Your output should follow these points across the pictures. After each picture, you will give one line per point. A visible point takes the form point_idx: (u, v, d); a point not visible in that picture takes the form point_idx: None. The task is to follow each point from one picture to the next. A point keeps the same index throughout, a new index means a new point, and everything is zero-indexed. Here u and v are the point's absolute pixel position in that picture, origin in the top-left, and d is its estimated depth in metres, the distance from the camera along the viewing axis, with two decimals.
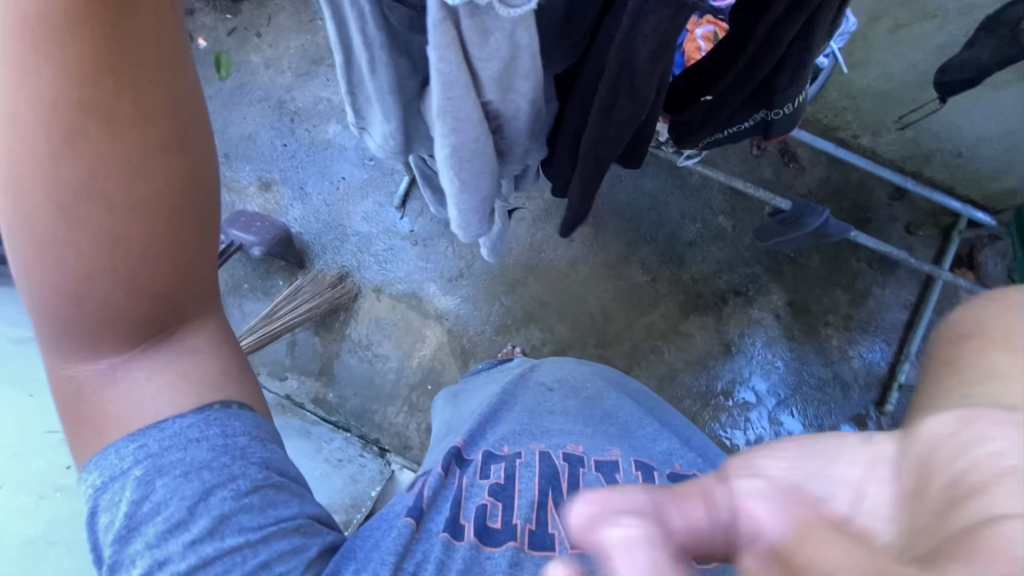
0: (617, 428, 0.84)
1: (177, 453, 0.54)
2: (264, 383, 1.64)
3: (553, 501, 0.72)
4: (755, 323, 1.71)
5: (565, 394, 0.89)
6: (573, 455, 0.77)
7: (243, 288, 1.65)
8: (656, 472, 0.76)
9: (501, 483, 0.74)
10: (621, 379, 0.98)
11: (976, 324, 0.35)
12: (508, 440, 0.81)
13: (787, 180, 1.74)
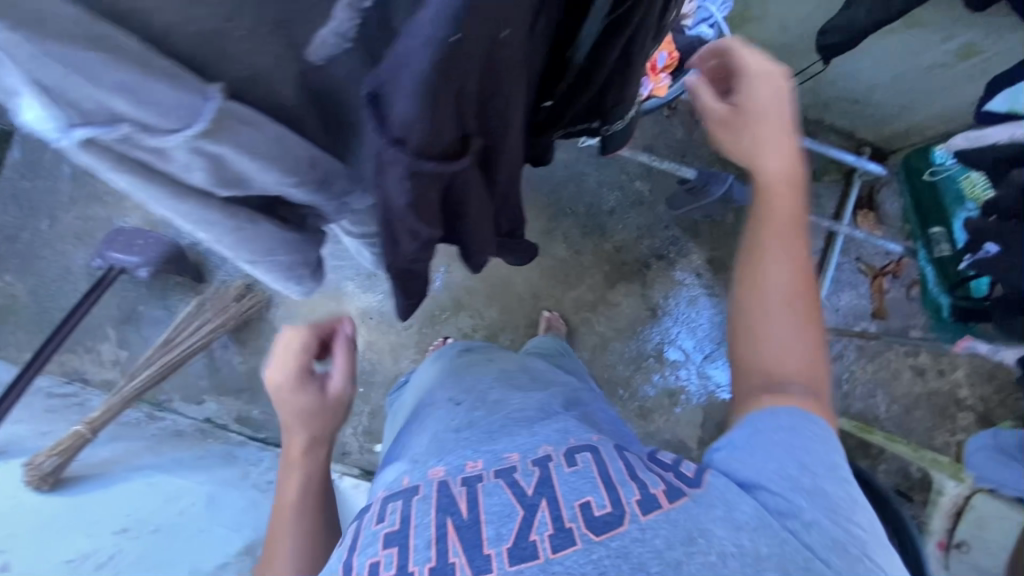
0: (522, 422, 0.70)
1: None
2: (179, 408, 1.53)
3: (453, 526, 0.56)
4: (679, 285, 1.74)
5: (471, 405, 0.78)
6: (472, 474, 0.61)
7: (139, 311, 1.51)
8: (552, 458, 0.61)
9: (394, 530, 0.57)
10: (522, 369, 0.92)
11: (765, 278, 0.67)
12: (409, 471, 0.67)
13: (700, 138, 1.72)
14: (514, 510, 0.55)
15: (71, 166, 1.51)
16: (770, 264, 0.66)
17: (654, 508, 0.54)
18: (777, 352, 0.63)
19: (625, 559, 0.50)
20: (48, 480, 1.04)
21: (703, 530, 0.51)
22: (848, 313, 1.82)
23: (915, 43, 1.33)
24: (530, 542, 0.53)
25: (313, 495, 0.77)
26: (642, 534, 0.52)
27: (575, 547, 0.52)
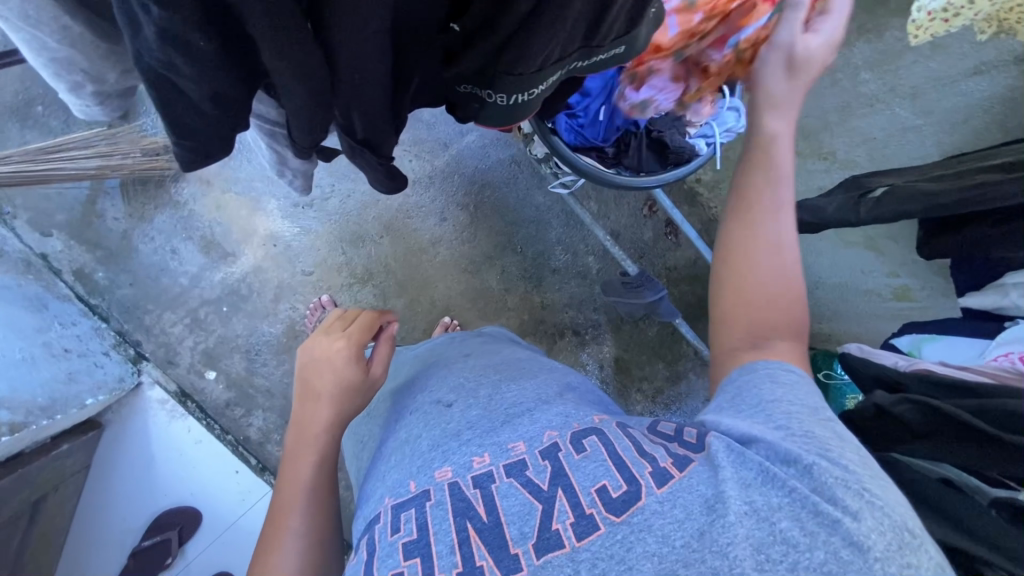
0: (529, 402, 0.63)
1: None
2: (18, 228, 1.33)
3: (474, 530, 0.49)
4: (580, 367, 1.74)
5: (465, 405, 0.64)
6: (480, 471, 0.54)
7: (35, 110, 1.32)
8: (559, 444, 0.54)
9: (412, 539, 0.50)
10: (517, 356, 0.77)
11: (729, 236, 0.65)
12: (411, 472, 0.57)
13: (660, 249, 1.77)
14: (532, 506, 0.49)
15: None
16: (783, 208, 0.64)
17: (669, 478, 0.49)
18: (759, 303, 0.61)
19: (649, 533, 0.45)
20: None
21: (719, 501, 0.46)
22: None
23: (866, 262, 1.44)
24: (552, 532, 0.47)
25: (325, 488, 0.64)
26: (662, 507, 0.47)
27: (600, 532, 0.46)
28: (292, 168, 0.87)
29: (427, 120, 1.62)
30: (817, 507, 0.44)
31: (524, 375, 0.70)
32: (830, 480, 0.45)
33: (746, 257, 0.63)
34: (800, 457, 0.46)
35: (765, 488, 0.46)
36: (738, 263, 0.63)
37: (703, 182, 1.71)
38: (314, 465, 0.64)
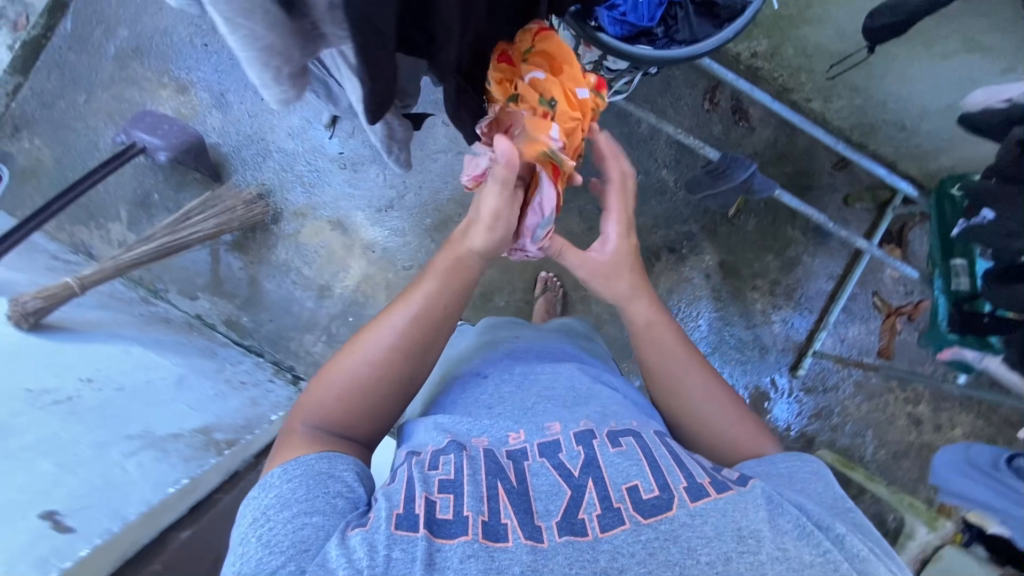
0: (556, 398, 0.80)
1: (288, 500, 0.64)
2: (173, 300, 1.57)
3: (503, 489, 0.65)
4: (686, 281, 1.72)
5: (500, 377, 0.86)
6: (513, 448, 0.72)
7: (153, 198, 1.54)
8: (596, 439, 0.71)
9: (448, 476, 0.66)
10: (560, 344, 0.98)
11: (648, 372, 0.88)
12: (451, 431, 0.76)
13: (735, 139, 1.73)
14: (561, 488, 0.65)
15: (116, 48, 1.54)
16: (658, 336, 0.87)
17: (702, 496, 0.62)
18: (706, 411, 0.84)
19: (675, 542, 0.58)
20: (32, 320, 1.03)
21: (754, 531, 0.59)
22: (854, 345, 1.77)
23: (974, 71, 1.28)
24: (577, 519, 0.61)
25: (410, 343, 0.79)
26: (690, 521, 0.60)
27: (624, 527, 0.60)
28: (398, 139, 0.95)
29: None
30: (837, 565, 0.57)
31: (559, 363, 0.89)
32: (859, 551, 0.60)
33: (663, 377, 0.86)
34: (830, 525, 0.62)
35: (806, 540, 0.59)
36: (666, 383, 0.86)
37: (759, 55, 1.61)
38: (410, 317, 0.80)
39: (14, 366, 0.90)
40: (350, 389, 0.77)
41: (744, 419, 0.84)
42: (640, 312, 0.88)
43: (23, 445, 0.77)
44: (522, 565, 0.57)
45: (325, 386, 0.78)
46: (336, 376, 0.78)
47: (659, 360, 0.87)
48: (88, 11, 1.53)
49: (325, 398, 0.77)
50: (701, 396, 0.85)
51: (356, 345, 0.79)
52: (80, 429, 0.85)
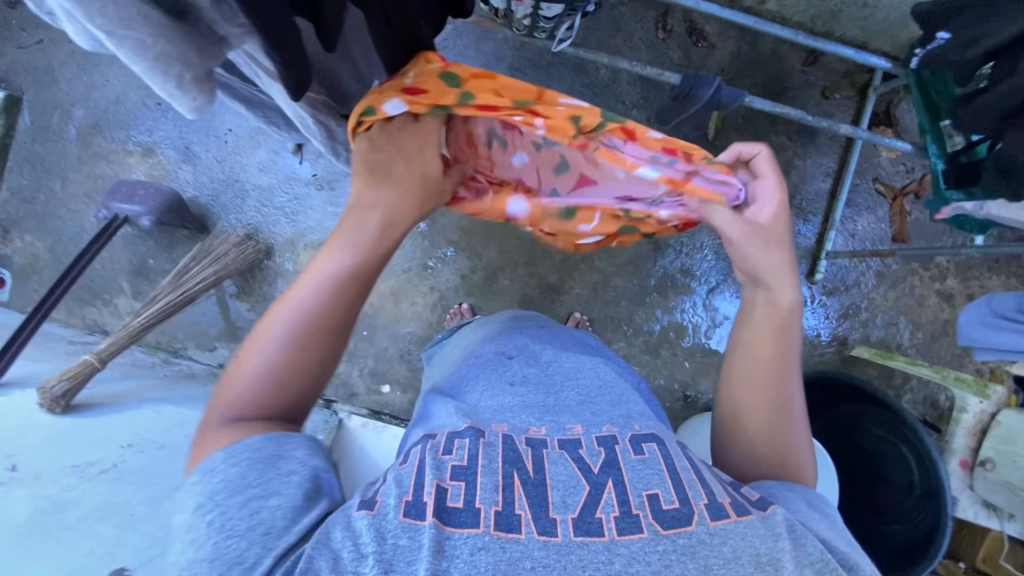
0: (576, 394, 0.82)
1: (236, 487, 0.62)
2: (193, 355, 1.61)
3: (520, 480, 0.66)
4: None
5: (525, 360, 0.88)
6: (536, 438, 0.73)
7: (149, 264, 1.57)
8: (618, 443, 0.72)
9: (462, 463, 0.67)
10: (581, 339, 0.98)
11: (734, 365, 0.83)
12: (471, 416, 0.77)
13: (698, 61, 1.69)
14: (580, 484, 0.66)
15: (77, 128, 1.56)
16: (774, 336, 0.80)
17: (722, 517, 0.63)
18: (768, 424, 0.81)
19: (691, 557, 0.59)
20: (62, 403, 1.06)
21: (772, 559, 0.60)
22: (866, 238, 1.74)
23: None
24: (594, 518, 0.62)
25: (318, 325, 0.71)
26: (710, 539, 0.60)
27: (642, 536, 0.60)
28: (340, 141, 0.90)
29: None
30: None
31: (584, 354, 0.91)
32: None
33: (756, 373, 0.81)
34: (851, 562, 0.64)
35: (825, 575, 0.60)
36: (753, 381, 0.81)
37: None
38: (314, 294, 0.71)
39: (57, 447, 0.93)
40: (263, 384, 0.70)
41: (792, 442, 0.81)
42: (785, 290, 0.78)
43: (82, 515, 0.80)
44: (534, 560, 0.58)
45: (241, 372, 0.70)
46: (249, 358, 0.71)
47: (764, 354, 0.80)
48: (41, 100, 1.56)
49: (242, 386, 0.70)
50: (774, 409, 0.81)
51: (269, 322, 0.72)
52: (132, 492, 0.88)
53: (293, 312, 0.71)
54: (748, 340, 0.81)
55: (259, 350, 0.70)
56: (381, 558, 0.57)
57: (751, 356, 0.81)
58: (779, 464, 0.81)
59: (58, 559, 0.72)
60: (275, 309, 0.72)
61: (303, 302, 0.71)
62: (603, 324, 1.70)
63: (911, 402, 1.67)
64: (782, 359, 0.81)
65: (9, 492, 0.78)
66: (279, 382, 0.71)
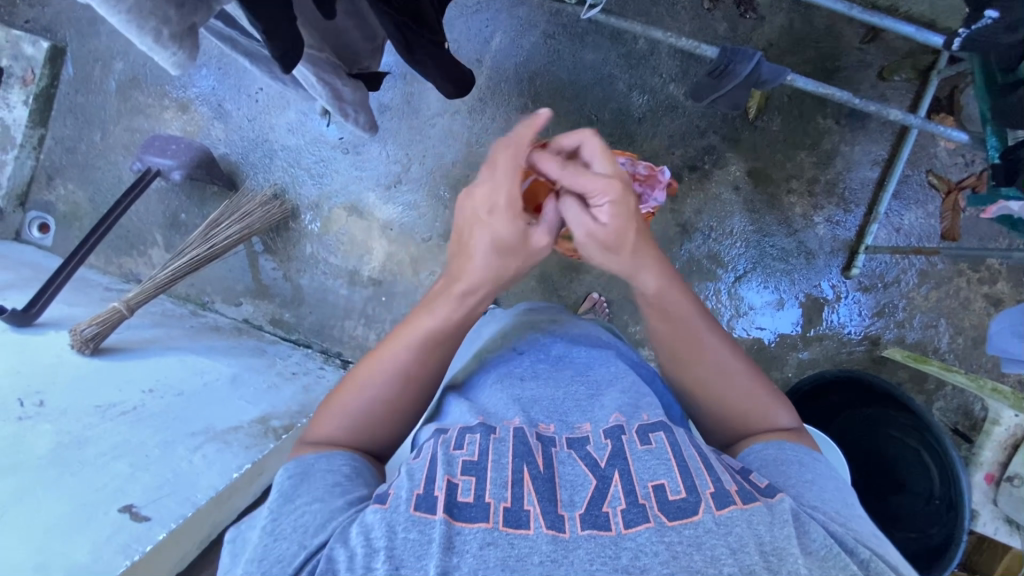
0: (587, 388, 0.76)
1: (291, 494, 0.64)
2: (220, 309, 1.67)
3: (529, 475, 0.61)
4: (713, 199, 1.63)
5: (535, 355, 0.83)
6: (545, 434, 0.68)
7: (181, 218, 1.62)
8: (626, 434, 0.66)
9: (472, 458, 0.63)
10: (594, 332, 0.92)
11: (658, 347, 0.83)
12: (483, 413, 0.73)
13: (744, 34, 1.59)
14: (587, 479, 0.61)
15: (117, 81, 1.61)
16: (670, 313, 0.79)
17: (729, 504, 0.58)
18: (724, 391, 0.80)
19: (697, 549, 0.54)
20: (92, 345, 1.12)
21: (777, 548, 0.55)
22: (912, 233, 1.63)
23: None
24: (602, 512, 0.58)
25: (416, 367, 0.76)
26: (717, 528, 0.56)
27: (648, 525, 0.56)
28: (349, 100, 0.89)
29: (452, 50, 1.62)
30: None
31: (598, 348, 0.85)
32: None
33: (676, 350, 0.81)
34: (855, 550, 0.59)
35: (830, 561, 0.56)
36: (678, 359, 0.81)
37: None
38: (414, 346, 0.75)
39: (84, 387, 1.00)
40: (365, 418, 0.75)
41: (750, 400, 0.80)
42: (654, 278, 0.75)
43: (99, 452, 0.87)
44: (542, 556, 0.54)
45: (345, 406, 0.75)
46: (356, 392, 0.75)
47: (674, 336, 0.80)
48: (84, 52, 1.61)
49: (341, 416, 0.75)
50: (710, 376, 0.80)
51: (376, 364, 0.76)
52: (148, 433, 0.94)
53: (399, 359, 0.76)
54: (654, 323, 0.81)
55: (363, 384, 0.76)
56: (390, 555, 0.54)
57: (664, 333, 0.81)
58: (755, 418, 0.80)
59: (72, 492, 0.80)
60: (386, 350, 0.76)
61: (411, 351, 0.76)
62: (621, 306, 1.67)
63: (941, 409, 1.60)
64: (689, 328, 0.80)
65: (35, 427, 0.86)
66: (377, 419, 0.76)
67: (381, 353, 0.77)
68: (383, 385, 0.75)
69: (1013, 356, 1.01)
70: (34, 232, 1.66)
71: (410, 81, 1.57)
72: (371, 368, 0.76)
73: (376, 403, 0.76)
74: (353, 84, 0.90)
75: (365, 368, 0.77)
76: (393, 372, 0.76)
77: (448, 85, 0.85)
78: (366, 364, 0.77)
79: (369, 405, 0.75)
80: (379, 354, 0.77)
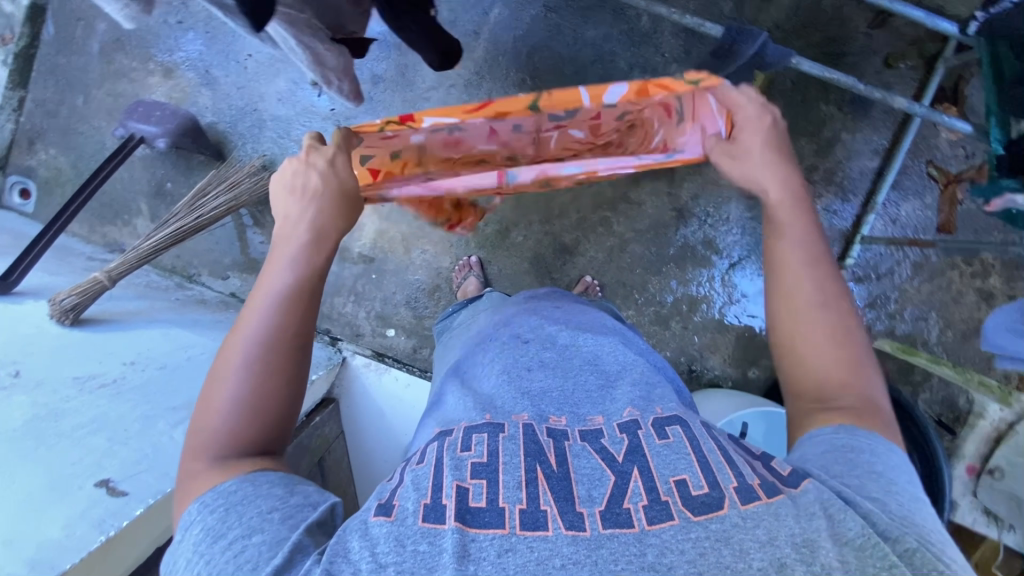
0: (597, 378, 0.76)
1: (217, 531, 0.56)
2: (207, 282, 1.64)
3: (543, 474, 0.60)
4: (711, 183, 1.60)
5: (541, 343, 0.82)
6: (557, 429, 0.67)
7: (167, 188, 1.58)
8: (642, 428, 0.65)
9: (482, 461, 0.62)
10: (598, 318, 0.91)
11: (775, 282, 0.74)
12: (490, 409, 0.72)
13: (750, 15, 1.55)
14: (605, 475, 0.60)
15: (99, 42, 1.55)
16: (785, 232, 0.75)
17: (754, 499, 0.55)
18: (823, 350, 0.69)
19: (726, 543, 0.52)
20: (72, 316, 1.10)
21: (810, 541, 0.51)
22: (909, 224, 1.62)
23: None
24: (623, 509, 0.56)
25: (280, 327, 0.69)
26: (743, 523, 0.53)
27: (673, 523, 0.54)
28: (332, 69, 0.83)
29: (449, 21, 1.56)
30: None
31: (602, 334, 0.85)
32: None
33: (790, 282, 0.73)
34: (897, 538, 0.53)
35: (867, 552, 0.51)
36: (786, 294, 0.72)
37: None
38: (271, 306, 0.70)
39: (64, 358, 0.98)
40: (236, 402, 0.65)
41: (841, 363, 0.68)
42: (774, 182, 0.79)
43: (77, 425, 0.86)
44: (564, 558, 0.52)
45: (215, 395, 0.66)
46: (219, 378, 0.67)
47: (795, 259, 0.73)
48: (65, 11, 1.55)
49: (213, 407, 0.65)
50: (815, 323, 0.70)
51: (236, 339, 0.69)
52: (127, 407, 0.92)
53: (262, 321, 0.69)
54: (776, 250, 0.75)
55: (224, 368, 0.67)
56: (400, 570, 0.52)
57: (787, 258, 0.74)
58: (852, 409, 0.66)
59: (47, 466, 0.78)
60: (246, 325, 0.69)
61: (268, 312, 0.69)
62: (614, 290, 1.66)
63: None
64: (815, 260, 0.73)
65: (10, 399, 0.84)
66: (245, 398, 0.66)
67: (241, 328, 0.69)
68: (251, 354, 0.67)
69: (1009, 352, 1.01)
70: (14, 198, 1.61)
71: (405, 53, 1.53)
72: (234, 347, 0.68)
73: (249, 378, 0.66)
74: (337, 50, 0.84)
75: (226, 352, 0.68)
76: (258, 337, 0.68)
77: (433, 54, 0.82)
78: (227, 347, 0.69)
79: (242, 386, 0.66)
80: (239, 333, 0.69)
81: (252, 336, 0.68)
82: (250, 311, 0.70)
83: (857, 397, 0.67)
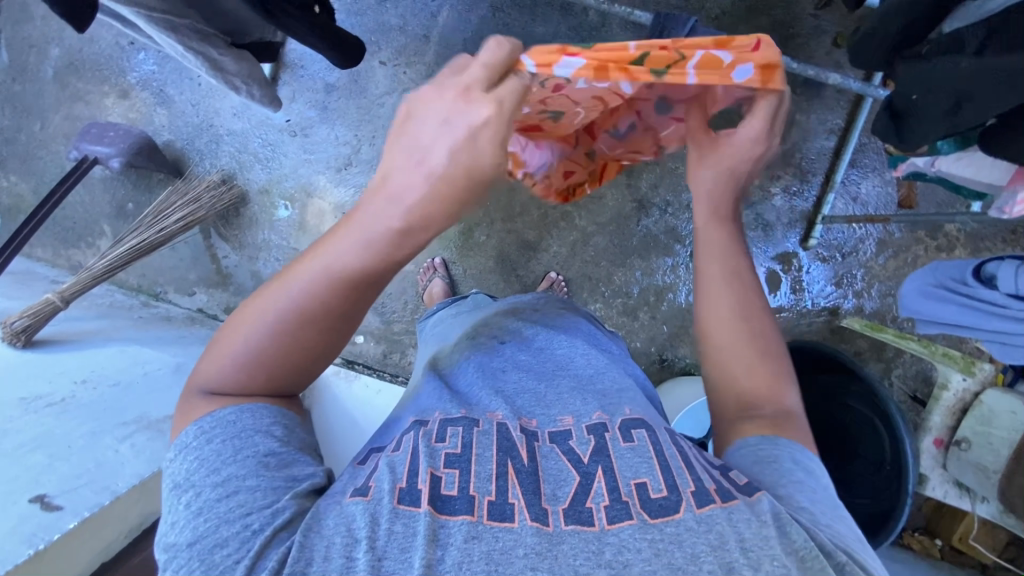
0: (571, 381, 0.75)
1: (232, 454, 0.56)
2: (174, 299, 1.65)
3: (514, 469, 0.59)
4: (668, 172, 1.60)
5: (517, 346, 0.83)
6: (528, 428, 0.66)
7: (128, 208, 1.59)
8: (609, 431, 0.65)
9: (455, 451, 0.61)
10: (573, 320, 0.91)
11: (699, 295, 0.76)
12: (467, 404, 0.71)
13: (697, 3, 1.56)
14: (570, 475, 0.59)
15: (53, 68, 1.56)
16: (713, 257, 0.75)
17: (709, 503, 0.54)
18: (741, 363, 0.71)
19: (678, 547, 0.51)
20: (23, 338, 1.11)
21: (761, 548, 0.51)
22: (869, 202, 1.62)
23: None
24: (585, 508, 0.55)
25: (340, 302, 0.59)
26: (697, 526, 0.53)
27: (631, 522, 0.53)
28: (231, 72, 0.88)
29: (398, 25, 1.55)
30: None
31: (574, 337, 0.85)
32: None
33: (716, 298, 0.73)
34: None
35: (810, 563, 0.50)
36: (711, 308, 0.74)
37: None
38: (322, 278, 0.58)
39: (14, 379, 0.99)
40: (249, 356, 0.60)
41: (761, 372, 0.70)
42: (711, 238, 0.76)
43: (16, 444, 0.86)
44: (527, 549, 0.51)
45: (237, 335, 0.60)
46: (250, 323, 0.60)
47: (719, 281, 0.74)
48: (18, 38, 1.56)
49: (232, 352, 0.60)
50: (733, 337, 0.71)
51: (286, 282, 0.60)
52: (73, 424, 0.93)
53: (310, 284, 0.58)
54: (703, 265, 0.75)
55: (261, 306, 0.60)
56: (373, 546, 0.51)
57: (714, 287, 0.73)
58: (773, 417, 0.67)
59: None
60: (305, 277, 0.59)
61: (316, 279, 0.58)
62: (580, 284, 1.66)
63: (898, 376, 1.61)
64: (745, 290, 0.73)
65: None
66: (259, 356, 0.60)
67: (293, 273, 0.59)
68: (286, 318, 0.59)
69: (924, 316, 1.00)
70: None
71: None
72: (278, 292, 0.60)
73: (266, 340, 0.60)
74: (235, 54, 0.88)
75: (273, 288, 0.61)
76: (303, 300, 0.59)
77: (335, 52, 0.83)
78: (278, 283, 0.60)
79: (262, 344, 0.60)
80: (290, 277, 0.60)
81: (302, 297, 0.59)
82: (322, 264, 0.58)
83: (774, 410, 0.68)
